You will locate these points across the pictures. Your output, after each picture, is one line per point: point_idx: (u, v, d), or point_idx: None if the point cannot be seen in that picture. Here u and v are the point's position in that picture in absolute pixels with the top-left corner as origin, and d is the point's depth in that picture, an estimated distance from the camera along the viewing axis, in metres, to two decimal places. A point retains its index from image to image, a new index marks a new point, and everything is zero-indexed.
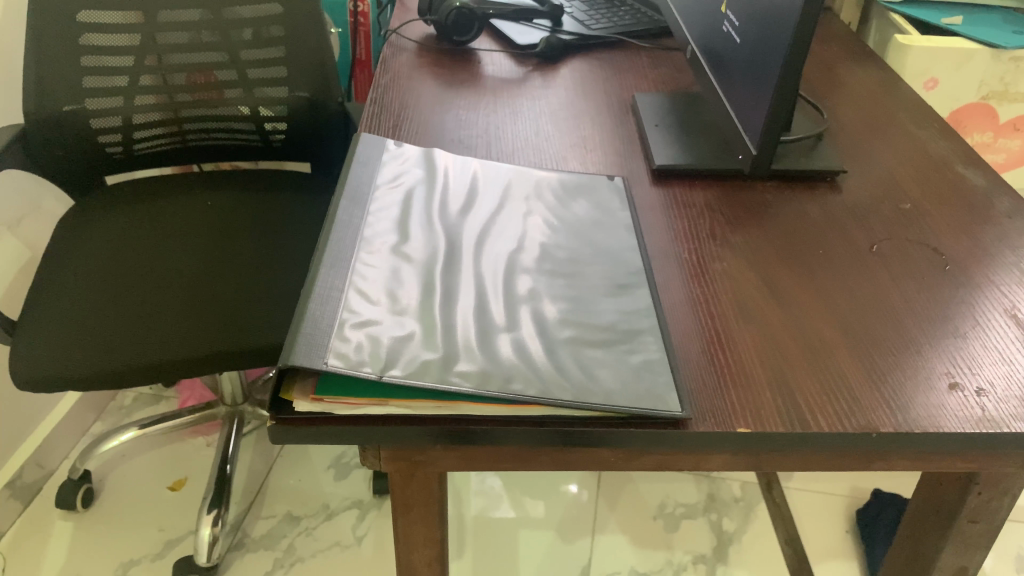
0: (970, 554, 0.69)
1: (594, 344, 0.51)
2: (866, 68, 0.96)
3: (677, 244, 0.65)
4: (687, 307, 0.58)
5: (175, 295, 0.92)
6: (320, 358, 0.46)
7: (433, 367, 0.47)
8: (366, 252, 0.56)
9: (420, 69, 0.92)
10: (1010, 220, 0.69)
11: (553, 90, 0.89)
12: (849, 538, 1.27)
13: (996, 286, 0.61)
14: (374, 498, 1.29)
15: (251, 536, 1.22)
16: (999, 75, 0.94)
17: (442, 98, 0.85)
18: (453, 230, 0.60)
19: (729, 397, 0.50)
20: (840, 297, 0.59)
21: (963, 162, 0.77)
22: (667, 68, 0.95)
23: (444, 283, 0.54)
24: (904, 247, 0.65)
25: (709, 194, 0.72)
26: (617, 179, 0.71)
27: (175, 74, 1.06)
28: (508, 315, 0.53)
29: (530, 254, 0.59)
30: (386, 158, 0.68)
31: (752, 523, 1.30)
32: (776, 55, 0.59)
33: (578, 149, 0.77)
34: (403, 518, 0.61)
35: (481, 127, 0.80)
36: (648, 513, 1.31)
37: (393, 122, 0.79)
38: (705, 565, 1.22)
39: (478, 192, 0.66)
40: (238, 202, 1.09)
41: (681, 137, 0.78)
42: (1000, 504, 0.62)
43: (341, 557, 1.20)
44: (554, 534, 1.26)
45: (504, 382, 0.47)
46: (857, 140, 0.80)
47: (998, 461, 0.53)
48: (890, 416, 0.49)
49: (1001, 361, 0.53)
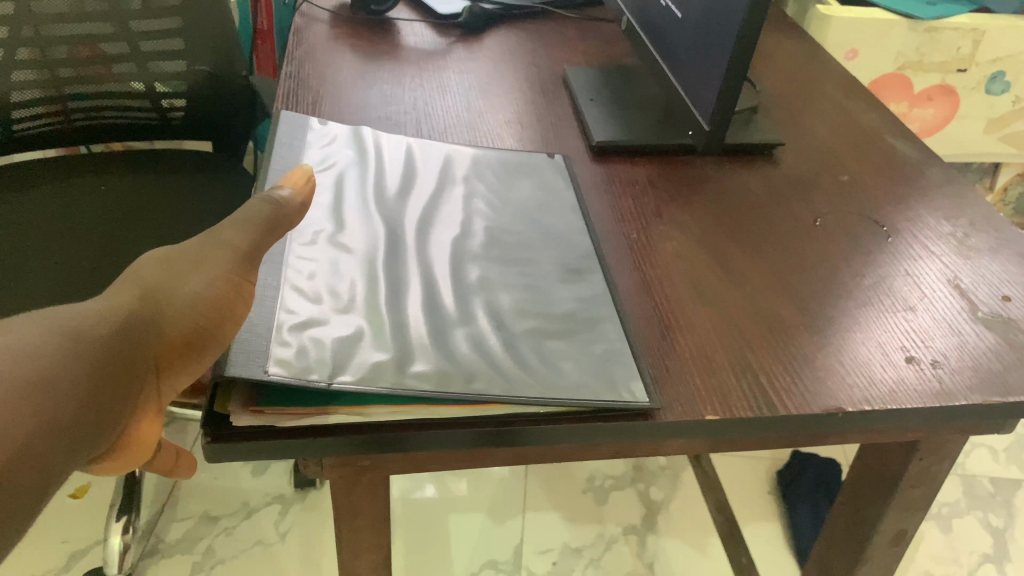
0: (910, 517, 0.70)
1: (555, 336, 0.49)
2: (791, 37, 0.96)
3: (624, 223, 0.62)
4: (642, 288, 0.56)
5: (73, 281, 0.83)
6: (262, 368, 0.41)
7: (387, 371, 0.43)
8: (301, 243, 0.51)
9: (337, 40, 0.86)
10: (941, 189, 0.70)
11: (479, 62, 0.85)
12: (772, 497, 1.30)
13: (936, 256, 0.61)
14: (296, 492, 1.24)
15: (166, 541, 1.15)
16: (915, 47, 0.97)
17: (363, 70, 0.80)
18: (394, 216, 0.56)
19: (696, 383, 0.48)
20: (790, 274, 0.58)
21: (893, 134, 0.78)
22: (596, 40, 0.92)
23: (390, 275, 0.50)
24: (846, 220, 0.65)
25: (651, 169, 0.70)
26: (557, 156, 0.68)
27: (56, 47, 0.95)
28: (462, 308, 0.49)
29: (477, 238, 0.56)
30: (313, 138, 0.63)
31: (679, 491, 1.31)
32: (728, 29, 0.57)
33: (511, 125, 0.74)
34: (346, 525, 0.58)
35: (408, 102, 0.75)
36: (578, 487, 1.30)
37: (312, 99, 0.73)
38: (636, 536, 1.23)
39: (415, 172, 0.62)
40: (137, 184, 1.00)
41: (617, 112, 0.76)
42: (940, 468, 0.63)
43: (264, 555, 1.14)
44: (484, 515, 1.24)
45: (465, 382, 0.44)
46: (790, 113, 0.80)
47: (948, 429, 0.54)
48: (852, 391, 0.49)
49: (951, 330, 0.54)
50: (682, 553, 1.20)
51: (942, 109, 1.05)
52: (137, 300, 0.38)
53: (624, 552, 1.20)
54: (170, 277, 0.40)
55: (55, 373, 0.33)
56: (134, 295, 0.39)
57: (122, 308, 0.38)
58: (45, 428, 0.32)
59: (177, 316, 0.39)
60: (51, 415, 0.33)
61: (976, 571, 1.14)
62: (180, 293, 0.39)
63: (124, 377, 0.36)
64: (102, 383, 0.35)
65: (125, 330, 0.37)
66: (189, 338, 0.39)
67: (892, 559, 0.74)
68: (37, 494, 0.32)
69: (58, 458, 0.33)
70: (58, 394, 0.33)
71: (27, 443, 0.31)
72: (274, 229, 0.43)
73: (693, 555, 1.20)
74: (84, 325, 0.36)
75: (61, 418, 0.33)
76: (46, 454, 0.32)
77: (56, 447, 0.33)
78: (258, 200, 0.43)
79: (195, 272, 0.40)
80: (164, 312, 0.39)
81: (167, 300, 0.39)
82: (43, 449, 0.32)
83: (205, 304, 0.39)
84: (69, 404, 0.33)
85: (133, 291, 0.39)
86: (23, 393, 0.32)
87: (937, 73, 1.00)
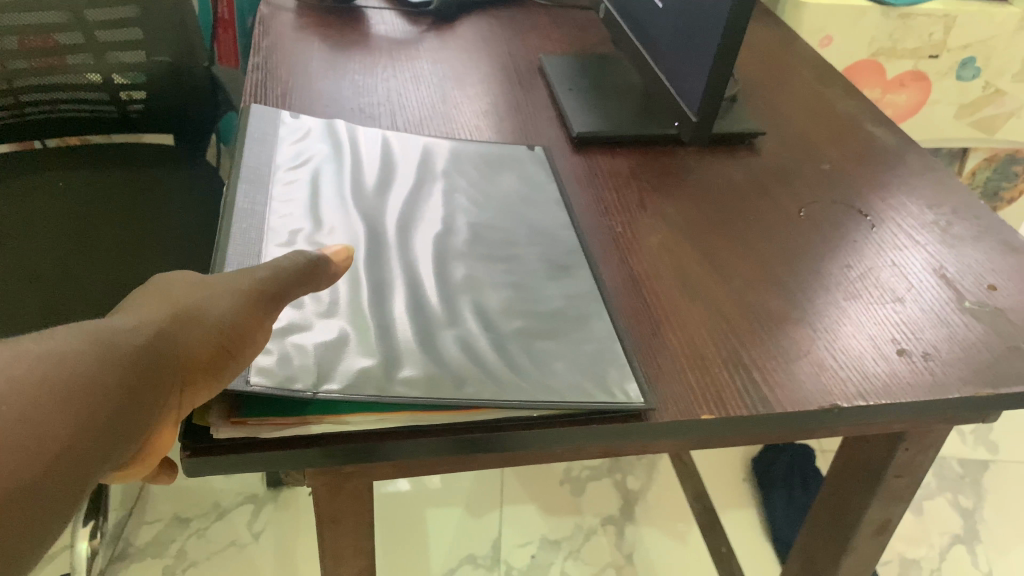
0: (894, 507, 0.70)
1: (544, 336, 0.47)
2: (766, 24, 0.95)
3: (608, 216, 0.61)
4: (630, 283, 0.54)
5: (35, 285, 0.79)
6: (243, 379, 0.39)
7: (373, 377, 0.42)
8: (277, 243, 0.49)
9: (305, 29, 0.83)
10: (921, 177, 0.69)
11: (452, 51, 0.83)
12: (747, 484, 1.30)
13: (922, 245, 0.61)
14: (269, 492, 1.22)
15: (135, 545, 1.12)
16: (887, 33, 0.97)
17: (334, 61, 0.78)
18: (373, 214, 0.54)
19: (690, 382, 0.47)
20: (778, 267, 0.58)
21: (871, 121, 0.77)
22: (570, 28, 0.91)
23: (372, 276, 0.49)
24: (831, 210, 0.64)
25: (633, 160, 0.69)
26: (537, 148, 0.67)
27: (6, 38, 0.91)
28: (448, 309, 0.48)
29: (459, 236, 0.54)
30: (284, 133, 0.61)
31: (656, 479, 1.30)
32: (716, 18, 0.56)
33: (488, 116, 0.72)
34: (330, 532, 0.56)
35: (381, 93, 0.73)
36: (555, 479, 1.30)
37: (281, 91, 0.71)
38: (614, 526, 1.22)
39: (394, 166, 0.60)
40: (96, 181, 0.96)
41: (596, 102, 0.74)
42: (924, 457, 0.63)
43: (238, 557, 1.12)
44: (462, 509, 1.23)
45: (454, 388, 0.42)
46: (769, 101, 0.79)
47: (937, 421, 0.53)
48: (846, 386, 0.48)
49: (940, 321, 0.53)
50: (661, 543, 1.20)
51: (915, 95, 1.06)
52: (165, 316, 0.36)
53: (602, 543, 1.19)
54: (201, 300, 0.38)
55: (94, 376, 0.31)
56: (163, 310, 0.37)
57: (155, 321, 0.36)
58: (77, 436, 0.30)
59: (205, 337, 0.37)
60: (85, 422, 0.30)
61: (947, 553, 1.15)
62: (209, 315, 0.37)
63: (156, 390, 0.34)
64: (137, 393, 0.33)
65: (157, 344, 0.35)
66: (213, 357, 0.37)
67: (875, 548, 0.75)
68: (71, 501, 0.29)
69: (93, 463, 0.30)
70: (97, 396, 0.31)
71: (61, 449, 0.29)
72: (306, 281, 0.40)
73: (670, 544, 1.20)
74: (115, 335, 0.34)
75: (99, 420, 0.31)
76: (82, 458, 0.30)
77: (92, 453, 0.30)
78: (295, 253, 0.41)
79: (224, 296, 0.38)
80: (193, 330, 0.37)
81: (195, 320, 0.37)
82: (78, 457, 0.29)
83: (228, 328, 0.37)
84: (105, 409, 0.31)
85: (164, 308, 0.37)
86: (59, 397, 0.30)
87: (909, 59, 1.01)
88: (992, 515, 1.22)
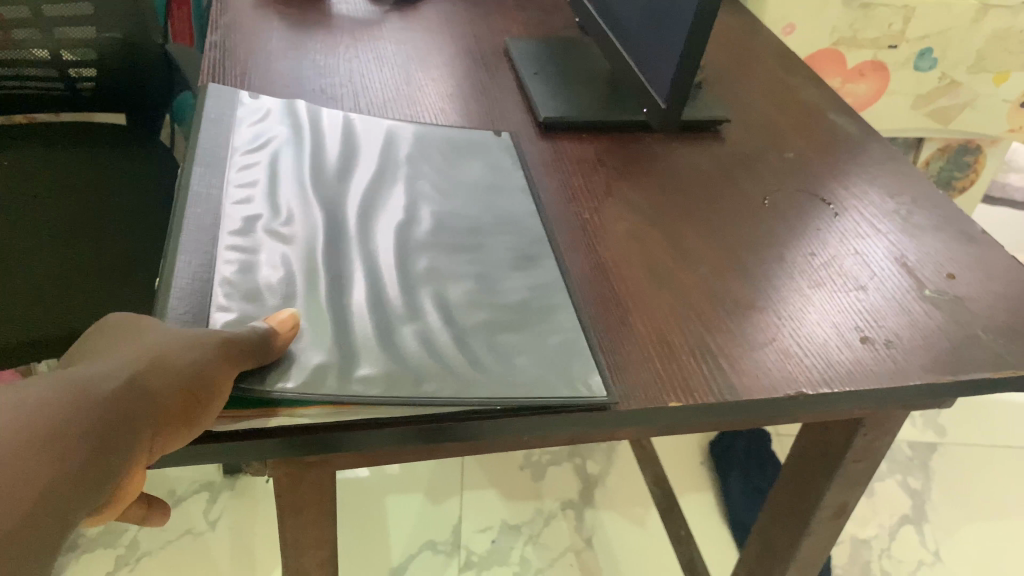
0: (851, 490, 0.71)
1: (508, 330, 0.47)
2: (729, 11, 0.95)
3: (575, 203, 0.61)
4: (597, 271, 0.54)
5: None
6: None
7: (330, 373, 0.40)
8: (233, 230, 0.48)
9: (264, 7, 0.81)
10: (881, 165, 0.70)
11: (415, 32, 0.82)
12: (705, 468, 1.32)
13: (883, 235, 0.61)
14: (226, 479, 1.20)
15: (87, 535, 1.09)
16: (849, 22, 0.99)
17: (294, 41, 0.76)
18: (335, 202, 0.53)
19: (659, 370, 0.47)
20: (743, 254, 0.58)
21: (833, 110, 0.78)
22: (535, 11, 0.90)
23: (331, 265, 0.48)
24: (794, 199, 0.65)
25: (599, 146, 0.68)
26: (504, 134, 0.66)
27: None
28: (410, 301, 0.47)
29: (422, 224, 0.53)
30: (244, 114, 0.59)
31: (615, 464, 1.31)
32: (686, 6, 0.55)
33: (453, 99, 0.71)
34: (291, 522, 0.55)
35: (343, 74, 0.72)
36: (516, 464, 1.30)
37: (240, 69, 0.69)
38: (573, 510, 1.23)
39: (358, 150, 0.59)
40: (42, 161, 0.93)
41: (563, 87, 0.73)
42: (881, 442, 0.64)
43: (193, 546, 1.10)
44: (422, 495, 1.22)
45: (415, 385, 0.41)
46: (734, 89, 0.80)
47: (896, 407, 0.54)
48: (812, 372, 0.48)
49: (901, 309, 0.54)
50: (619, 527, 1.21)
51: (874, 85, 1.07)
52: (138, 362, 0.36)
53: (562, 527, 1.20)
54: (175, 345, 0.37)
55: (63, 428, 0.32)
56: (138, 356, 0.36)
57: (126, 367, 0.36)
58: (46, 488, 0.30)
59: (175, 382, 0.36)
60: (55, 474, 0.31)
61: (897, 533, 1.18)
62: (181, 360, 0.37)
63: (125, 437, 0.34)
64: (106, 443, 0.33)
65: (127, 392, 0.35)
66: (184, 404, 0.36)
67: (833, 531, 0.76)
68: (40, 554, 0.30)
69: (62, 515, 0.31)
70: (65, 449, 0.31)
71: (31, 506, 0.29)
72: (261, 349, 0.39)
73: (629, 528, 1.21)
74: (86, 383, 0.34)
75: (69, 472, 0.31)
76: (52, 511, 0.30)
77: (62, 506, 0.31)
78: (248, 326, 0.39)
79: (196, 342, 0.38)
80: (165, 375, 0.36)
81: (167, 366, 0.37)
82: (48, 510, 0.30)
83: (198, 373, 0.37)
84: (73, 462, 0.31)
85: (138, 354, 0.37)
86: (27, 450, 0.30)
87: (869, 49, 1.02)
88: (940, 496, 1.25)
